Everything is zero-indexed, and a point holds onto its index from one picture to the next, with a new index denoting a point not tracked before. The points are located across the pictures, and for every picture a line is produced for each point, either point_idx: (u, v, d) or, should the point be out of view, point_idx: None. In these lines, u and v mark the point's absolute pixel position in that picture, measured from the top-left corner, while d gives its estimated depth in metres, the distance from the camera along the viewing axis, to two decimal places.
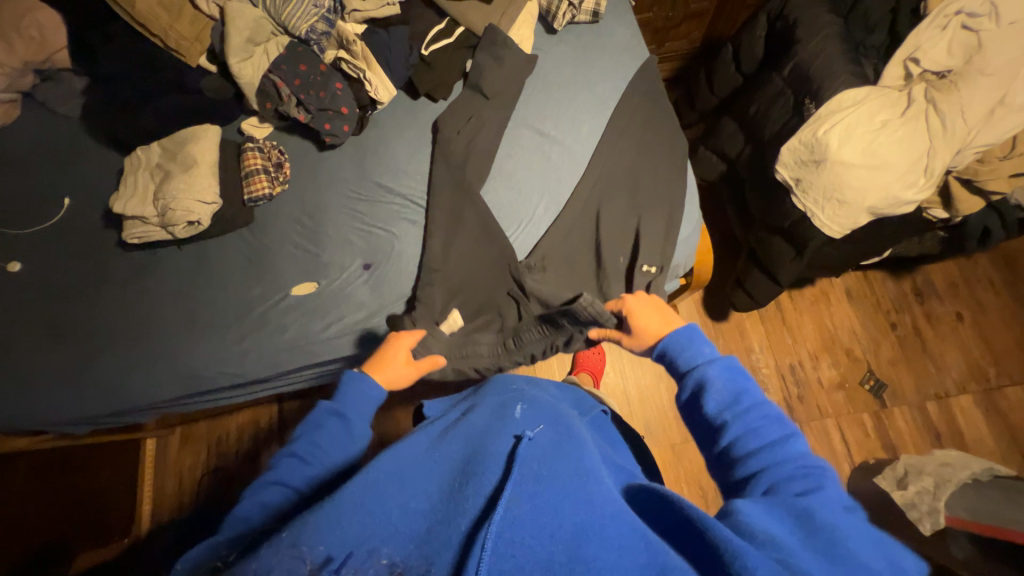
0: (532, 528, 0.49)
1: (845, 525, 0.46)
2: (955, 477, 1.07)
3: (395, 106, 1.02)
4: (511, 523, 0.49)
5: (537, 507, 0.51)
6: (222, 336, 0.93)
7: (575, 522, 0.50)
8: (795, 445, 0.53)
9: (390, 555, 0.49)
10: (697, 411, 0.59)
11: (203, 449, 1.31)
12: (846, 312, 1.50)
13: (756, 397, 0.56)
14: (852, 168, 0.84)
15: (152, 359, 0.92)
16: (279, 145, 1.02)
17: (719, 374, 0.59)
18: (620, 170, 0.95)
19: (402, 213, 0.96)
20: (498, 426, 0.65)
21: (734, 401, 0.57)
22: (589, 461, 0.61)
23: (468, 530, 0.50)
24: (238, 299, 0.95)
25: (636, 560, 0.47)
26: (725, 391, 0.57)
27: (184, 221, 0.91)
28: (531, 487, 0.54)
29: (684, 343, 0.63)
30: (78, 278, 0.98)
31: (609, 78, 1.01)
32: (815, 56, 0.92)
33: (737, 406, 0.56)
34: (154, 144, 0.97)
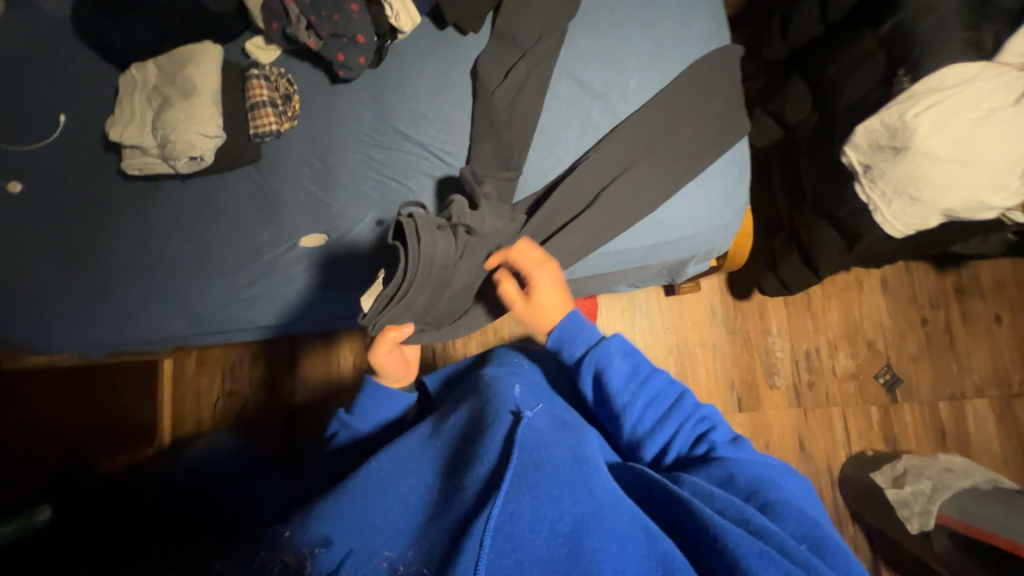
0: (532, 520, 0.49)
1: (764, 469, 0.57)
2: (954, 483, 1.07)
3: (418, 37, 0.90)
4: (511, 516, 0.48)
5: (537, 499, 0.50)
6: (230, 280, 0.90)
7: (577, 512, 0.50)
8: (698, 406, 0.63)
9: (391, 557, 0.49)
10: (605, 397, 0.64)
11: (218, 372, 1.30)
12: (877, 303, 1.43)
13: (653, 366, 0.64)
14: (937, 161, 0.73)
15: (160, 297, 0.91)
16: (287, 73, 0.91)
17: (617, 349, 0.65)
18: (668, 138, 0.83)
19: (419, 165, 0.88)
20: (496, 399, 0.65)
21: (634, 376, 0.64)
22: (590, 447, 0.60)
23: (468, 517, 0.50)
24: (244, 243, 0.90)
25: (637, 551, 0.48)
26: (626, 370, 0.64)
27: (186, 156, 0.84)
28: (531, 475, 0.52)
29: (575, 322, 0.67)
30: (80, 205, 0.93)
31: (669, 21, 0.86)
32: (925, 14, 0.76)
33: (640, 381, 0.63)
34: (150, 62, 0.88)
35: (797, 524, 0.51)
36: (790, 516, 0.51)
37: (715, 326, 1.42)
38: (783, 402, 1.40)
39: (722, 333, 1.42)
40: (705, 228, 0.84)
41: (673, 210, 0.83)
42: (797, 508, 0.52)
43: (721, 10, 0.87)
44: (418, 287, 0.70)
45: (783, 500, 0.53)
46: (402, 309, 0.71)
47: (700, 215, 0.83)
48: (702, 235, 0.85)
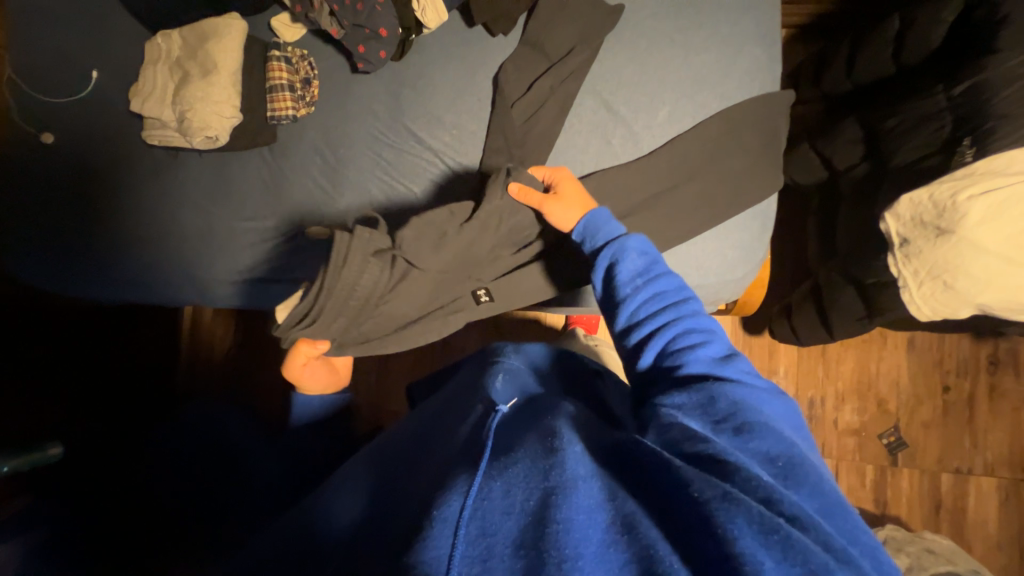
0: (503, 499, 0.44)
1: (757, 395, 0.51)
2: (932, 566, 1.03)
3: (444, 33, 0.85)
4: (483, 495, 0.44)
5: (509, 477, 0.46)
6: (235, 259, 0.92)
7: (546, 484, 0.44)
8: (713, 325, 0.59)
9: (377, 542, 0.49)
10: (611, 284, 0.64)
11: (233, 324, 1.29)
12: (898, 361, 1.35)
13: (665, 267, 0.62)
14: (981, 252, 0.66)
15: (169, 267, 0.94)
16: (308, 56, 0.89)
17: (635, 247, 0.64)
18: (688, 183, 0.79)
19: (428, 170, 0.86)
20: (471, 398, 0.64)
21: (645, 269, 0.63)
22: (574, 422, 0.55)
23: (433, 497, 0.46)
24: (252, 225, 0.91)
25: (603, 524, 0.42)
26: (638, 262, 0.63)
27: (201, 135, 0.84)
28: (500, 460, 0.48)
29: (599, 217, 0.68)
30: (105, 164, 0.96)
31: (713, 51, 0.80)
32: (1008, 80, 0.66)
33: (648, 273, 0.62)
34: (175, 32, 0.87)
35: (780, 454, 0.46)
36: (767, 437, 0.46)
37: None
38: None
39: None
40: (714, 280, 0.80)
41: (680, 258, 0.79)
42: (783, 438, 0.47)
43: (777, 42, 0.81)
44: (330, 313, 0.71)
45: (771, 431, 0.47)
46: (318, 331, 0.72)
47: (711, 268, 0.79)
48: (710, 287, 0.80)
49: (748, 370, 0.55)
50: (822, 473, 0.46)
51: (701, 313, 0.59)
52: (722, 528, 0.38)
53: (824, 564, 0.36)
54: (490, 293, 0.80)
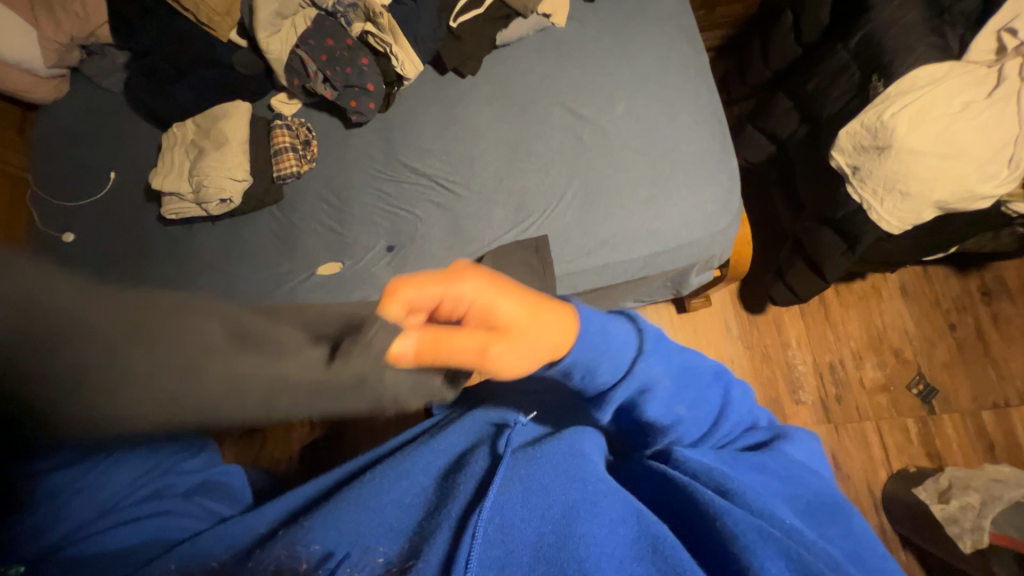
0: (521, 511, 0.49)
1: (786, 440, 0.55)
2: (1005, 495, 1.00)
3: (422, 83, 1.00)
4: (500, 509, 0.49)
5: (528, 489, 0.50)
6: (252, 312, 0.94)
7: (565, 498, 0.49)
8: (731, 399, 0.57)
9: (386, 553, 0.51)
10: (638, 412, 0.52)
11: None
12: (899, 311, 1.39)
13: (685, 370, 0.53)
14: (921, 155, 0.75)
15: None
16: (307, 123, 1.01)
17: (657, 372, 0.51)
18: (658, 158, 0.89)
19: (425, 193, 0.95)
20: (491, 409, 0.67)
21: (675, 387, 0.52)
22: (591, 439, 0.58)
23: (459, 517, 0.51)
24: (270, 274, 0.96)
25: (627, 535, 0.47)
26: (669, 383, 0.51)
27: (216, 198, 0.94)
28: (522, 468, 0.53)
29: (599, 354, 0.50)
30: (119, 253, 1.00)
31: (650, 54, 0.95)
32: (890, 25, 0.81)
33: (680, 391, 0.52)
34: (190, 121, 1.00)
35: (809, 493, 0.49)
36: (804, 475, 0.51)
37: (730, 342, 1.40)
38: (811, 418, 1.34)
39: (739, 348, 1.39)
40: (702, 233, 0.86)
41: (668, 222, 0.86)
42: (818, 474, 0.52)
43: (699, 38, 0.96)
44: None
45: (806, 480, 0.50)
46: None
47: (698, 223, 0.86)
48: (701, 242, 0.87)
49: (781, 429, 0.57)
50: (835, 493, 0.51)
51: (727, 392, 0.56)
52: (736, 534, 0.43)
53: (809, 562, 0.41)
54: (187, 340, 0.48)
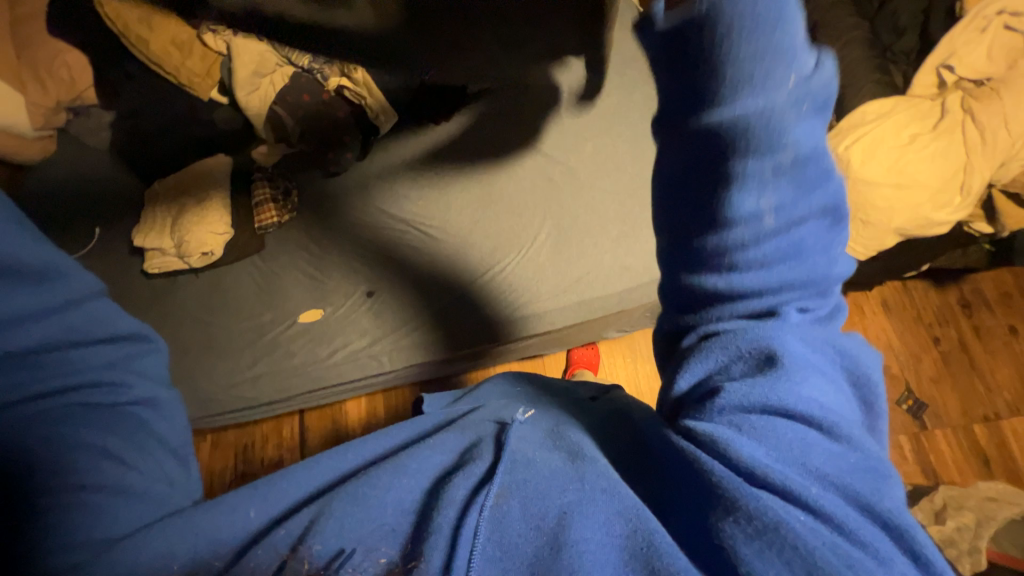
0: (519, 524, 0.35)
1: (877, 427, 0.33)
2: (1000, 514, 0.99)
3: (398, 131, 1.04)
4: (497, 521, 0.35)
5: (524, 493, 0.36)
6: (232, 364, 0.93)
7: (563, 501, 0.35)
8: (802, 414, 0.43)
9: (387, 554, 0.35)
10: (697, 170, 0.32)
11: (231, 454, 1.01)
12: (882, 326, 1.40)
13: (823, 201, 0.31)
14: (877, 186, 0.77)
15: None
16: (286, 173, 1.04)
17: (794, 128, 0.29)
18: (627, 196, 0.92)
19: (404, 238, 0.96)
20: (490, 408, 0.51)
21: (787, 174, 0.30)
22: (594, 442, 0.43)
23: (447, 519, 0.35)
24: (250, 324, 0.96)
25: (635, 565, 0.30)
26: (781, 176, 0.30)
27: (199, 252, 0.95)
28: (521, 470, 0.38)
29: (766, 62, 0.28)
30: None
31: (615, 96, 0.99)
32: (839, 62, 0.85)
33: (790, 196, 0.31)
34: (172, 176, 1.03)
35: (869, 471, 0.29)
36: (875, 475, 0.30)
37: None
38: None
39: None
40: None
41: (639, 257, 0.88)
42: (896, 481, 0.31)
43: None
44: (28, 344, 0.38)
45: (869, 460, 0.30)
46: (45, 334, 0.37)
47: None
48: None
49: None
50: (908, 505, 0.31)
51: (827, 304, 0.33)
52: (816, 551, 0.26)
53: None
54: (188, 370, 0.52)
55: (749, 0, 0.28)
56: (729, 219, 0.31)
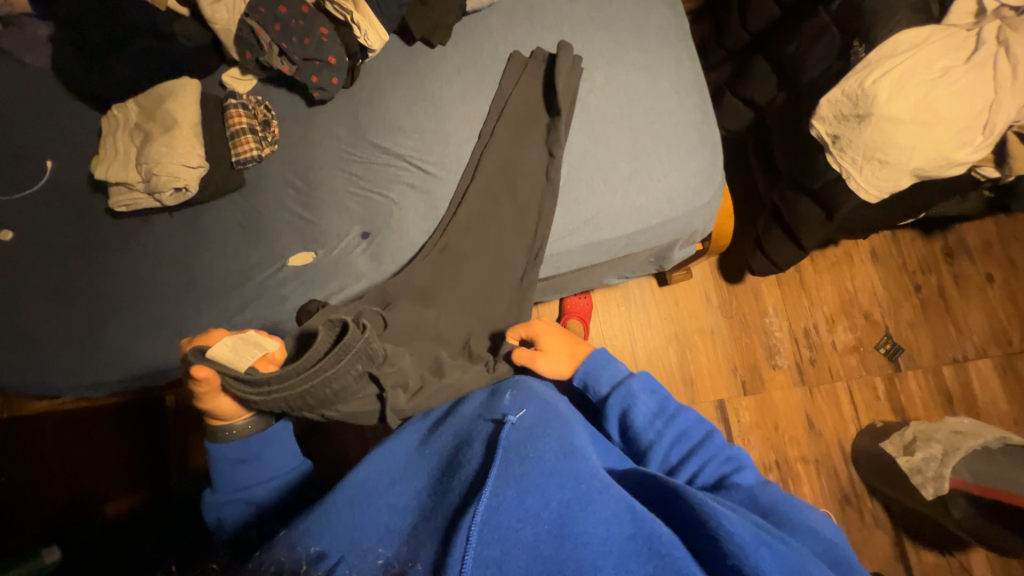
0: (517, 511, 0.48)
1: (725, 445, 0.64)
2: (964, 445, 1.07)
3: (388, 53, 0.93)
4: (496, 508, 0.48)
5: (523, 490, 0.50)
6: (221, 310, 0.89)
7: (563, 499, 0.49)
8: (675, 406, 0.66)
9: (384, 554, 0.50)
10: (630, 431, 0.66)
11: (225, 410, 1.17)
12: (869, 274, 1.44)
13: (677, 404, 0.66)
14: (900, 124, 0.75)
15: (154, 329, 0.89)
16: (264, 100, 0.94)
17: (638, 386, 0.67)
18: (640, 131, 0.85)
19: (399, 175, 0.89)
20: (484, 408, 0.65)
21: (657, 409, 0.66)
22: (577, 435, 0.59)
23: (451, 518, 0.50)
24: (237, 267, 0.90)
25: (623, 532, 0.47)
26: (651, 404, 0.66)
27: (170, 187, 0.86)
28: (516, 468, 0.53)
29: (608, 365, 0.70)
30: (66, 251, 0.92)
31: (628, 17, 0.90)
32: None
33: (662, 414, 0.65)
34: (131, 101, 0.91)
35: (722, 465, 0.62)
36: (713, 458, 0.63)
37: (710, 311, 1.42)
38: (787, 381, 1.40)
39: (719, 318, 1.42)
40: (688, 205, 0.85)
41: (651, 198, 0.84)
42: (792, 521, 0.53)
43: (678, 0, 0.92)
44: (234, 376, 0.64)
45: (712, 453, 0.63)
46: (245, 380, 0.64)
47: (682, 197, 0.84)
48: (683, 218, 0.85)
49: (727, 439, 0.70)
50: (780, 495, 0.57)
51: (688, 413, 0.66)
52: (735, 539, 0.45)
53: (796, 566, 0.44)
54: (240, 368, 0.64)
55: (597, 368, 0.70)
56: (636, 436, 0.65)
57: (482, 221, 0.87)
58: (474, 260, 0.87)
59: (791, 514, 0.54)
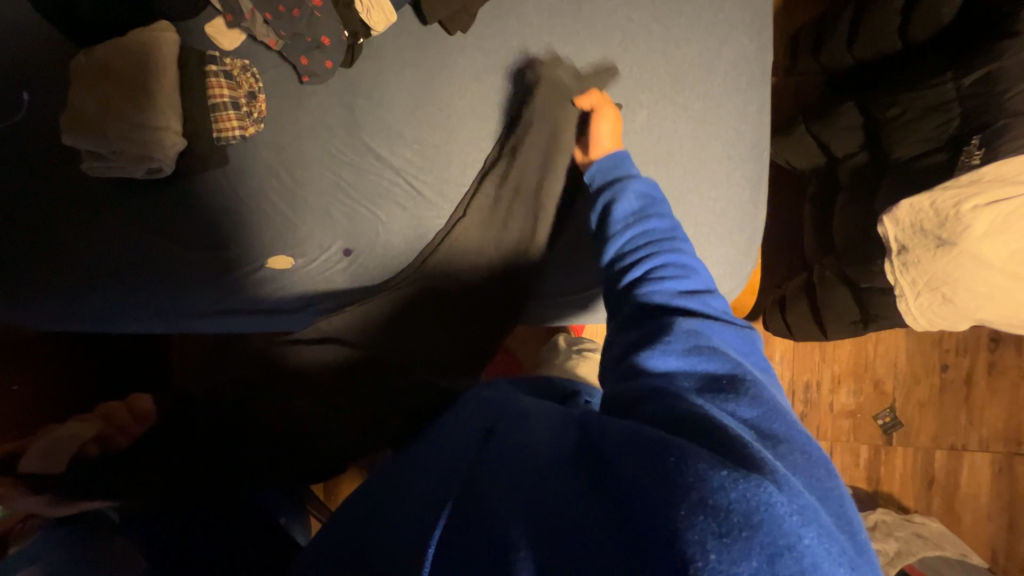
0: (468, 538, 0.41)
1: (723, 305, 0.58)
2: (919, 551, 1.08)
3: (398, 33, 0.78)
4: (454, 540, 0.42)
5: (478, 510, 0.44)
6: (180, 296, 0.82)
7: (510, 508, 0.42)
8: (680, 248, 0.62)
9: None
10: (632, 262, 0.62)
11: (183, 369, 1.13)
12: (896, 342, 1.32)
13: (682, 249, 0.62)
14: (984, 265, 0.66)
15: (94, 302, 0.81)
16: (251, 67, 0.81)
17: (642, 216, 0.64)
18: (676, 197, 0.76)
19: (391, 191, 0.81)
20: (461, 433, 0.59)
21: (663, 244, 0.62)
22: (539, 426, 0.52)
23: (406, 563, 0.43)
24: (199, 256, 0.82)
25: (579, 522, 0.38)
26: (654, 235, 0.63)
27: (145, 167, 0.77)
28: (478, 491, 0.46)
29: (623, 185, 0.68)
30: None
31: (695, 44, 0.78)
32: None
33: (669, 252, 0.61)
34: (98, 48, 0.78)
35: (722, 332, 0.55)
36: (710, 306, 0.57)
37: None
38: None
39: None
40: None
41: None
42: (764, 393, 0.46)
43: (764, 35, 0.81)
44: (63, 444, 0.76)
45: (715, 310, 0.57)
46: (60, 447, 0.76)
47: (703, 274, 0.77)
48: None
49: (683, 238, 0.65)
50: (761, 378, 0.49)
51: (688, 257, 0.61)
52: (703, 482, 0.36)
53: (761, 501, 0.34)
54: (64, 432, 0.77)
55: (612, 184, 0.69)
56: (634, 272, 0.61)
57: (473, 252, 0.82)
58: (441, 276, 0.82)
59: (771, 398, 0.46)
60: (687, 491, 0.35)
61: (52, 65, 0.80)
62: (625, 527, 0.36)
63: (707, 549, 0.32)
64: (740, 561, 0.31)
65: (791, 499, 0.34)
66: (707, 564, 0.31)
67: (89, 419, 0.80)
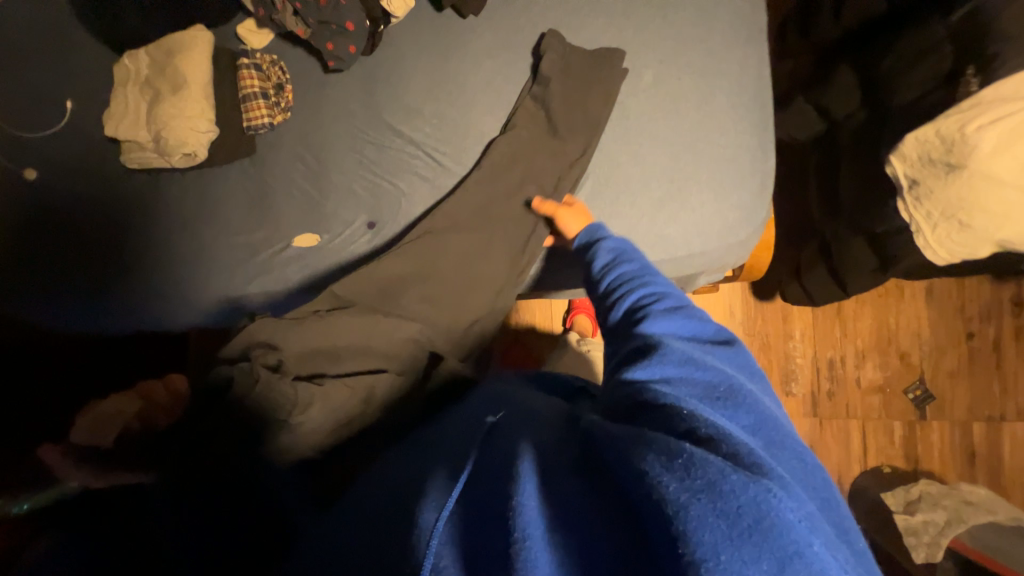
0: (477, 521, 0.38)
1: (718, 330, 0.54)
2: (971, 518, 1.03)
3: (415, 21, 0.84)
4: (466, 521, 0.38)
5: (488, 490, 0.40)
6: (210, 278, 0.85)
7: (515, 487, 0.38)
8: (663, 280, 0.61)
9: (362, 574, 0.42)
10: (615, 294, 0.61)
11: None
12: (917, 313, 1.31)
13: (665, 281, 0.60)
14: (999, 185, 0.68)
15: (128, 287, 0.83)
16: (279, 61, 0.87)
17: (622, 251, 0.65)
18: (686, 152, 0.79)
19: (412, 165, 0.84)
20: (469, 424, 0.55)
21: (645, 276, 0.61)
22: (541, 431, 0.48)
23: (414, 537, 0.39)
24: (229, 238, 0.85)
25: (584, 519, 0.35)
26: (634, 269, 0.63)
27: (181, 153, 0.81)
28: (481, 482, 0.42)
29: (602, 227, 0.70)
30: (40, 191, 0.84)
31: (692, 15, 0.83)
32: None
33: (652, 282, 0.60)
34: (142, 50, 0.85)
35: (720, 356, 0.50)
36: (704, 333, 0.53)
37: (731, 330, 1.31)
38: (798, 409, 1.31)
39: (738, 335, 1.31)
40: (723, 234, 0.79)
41: (681, 230, 0.78)
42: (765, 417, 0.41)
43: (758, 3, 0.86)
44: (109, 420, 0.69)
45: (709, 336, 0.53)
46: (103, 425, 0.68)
47: (720, 224, 0.79)
48: (715, 252, 0.80)
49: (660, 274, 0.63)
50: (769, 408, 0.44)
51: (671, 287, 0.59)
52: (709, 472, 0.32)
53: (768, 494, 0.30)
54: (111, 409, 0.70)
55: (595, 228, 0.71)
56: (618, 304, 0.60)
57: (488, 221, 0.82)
58: (457, 240, 0.80)
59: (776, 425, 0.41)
60: (692, 496, 0.31)
61: (97, 70, 0.87)
62: (637, 528, 0.32)
63: (718, 550, 0.28)
64: (750, 565, 0.28)
65: (798, 505, 0.30)
66: (718, 565, 0.28)
67: (131, 396, 0.73)
